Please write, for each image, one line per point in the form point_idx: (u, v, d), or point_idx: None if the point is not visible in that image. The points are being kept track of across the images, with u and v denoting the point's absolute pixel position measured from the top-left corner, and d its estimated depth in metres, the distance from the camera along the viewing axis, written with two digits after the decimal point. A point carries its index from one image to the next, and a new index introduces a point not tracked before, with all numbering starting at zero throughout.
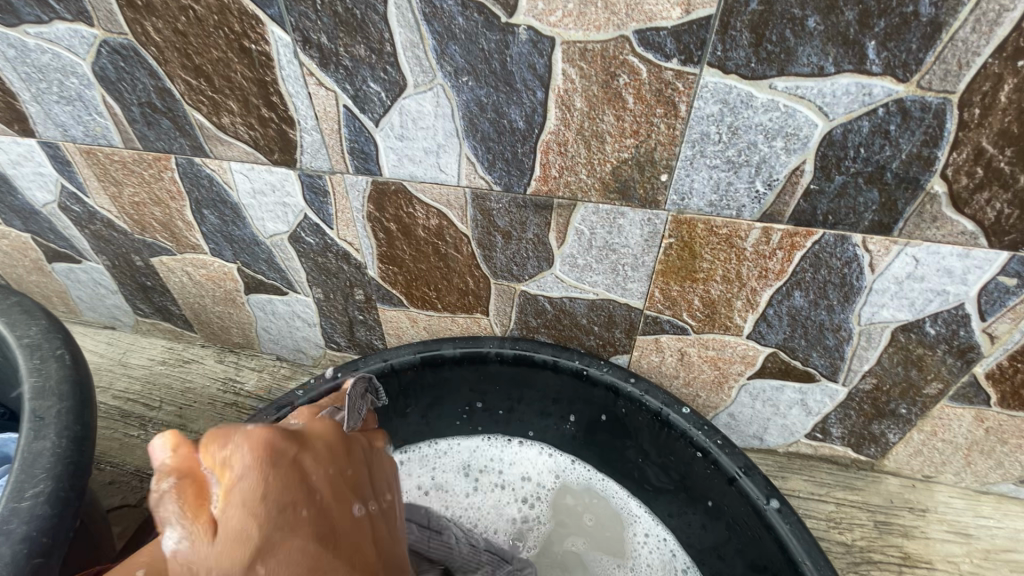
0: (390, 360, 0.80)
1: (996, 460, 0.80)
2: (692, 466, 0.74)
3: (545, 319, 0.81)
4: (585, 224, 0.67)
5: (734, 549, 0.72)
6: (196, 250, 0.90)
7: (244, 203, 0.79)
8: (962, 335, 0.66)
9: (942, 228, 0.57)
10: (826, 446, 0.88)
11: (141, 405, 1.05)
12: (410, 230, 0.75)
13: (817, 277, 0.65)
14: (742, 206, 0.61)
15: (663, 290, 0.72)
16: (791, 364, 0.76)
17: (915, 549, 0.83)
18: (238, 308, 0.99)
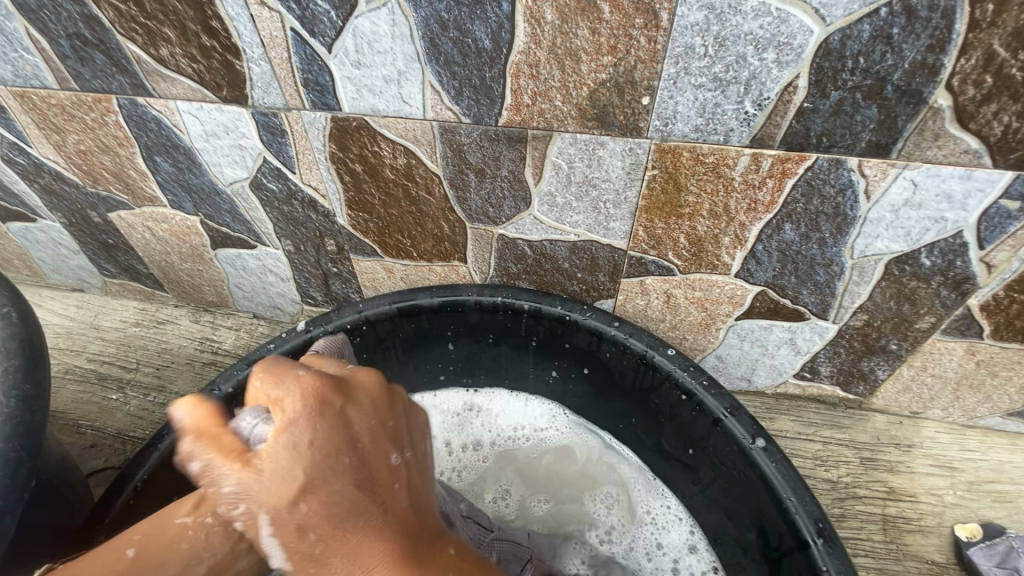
0: (365, 312, 0.77)
1: (985, 393, 0.79)
2: (677, 409, 0.72)
3: (525, 264, 0.78)
4: (563, 157, 0.63)
5: (719, 490, 0.71)
6: (154, 203, 0.85)
7: (197, 147, 0.73)
8: (958, 266, 0.63)
9: (944, 147, 0.53)
10: (814, 385, 0.86)
11: (117, 367, 1.02)
12: (378, 171, 0.70)
13: (810, 207, 0.61)
14: (730, 130, 0.56)
15: (647, 229, 0.68)
16: (781, 303, 0.73)
17: (900, 483, 0.84)
18: (206, 264, 0.94)
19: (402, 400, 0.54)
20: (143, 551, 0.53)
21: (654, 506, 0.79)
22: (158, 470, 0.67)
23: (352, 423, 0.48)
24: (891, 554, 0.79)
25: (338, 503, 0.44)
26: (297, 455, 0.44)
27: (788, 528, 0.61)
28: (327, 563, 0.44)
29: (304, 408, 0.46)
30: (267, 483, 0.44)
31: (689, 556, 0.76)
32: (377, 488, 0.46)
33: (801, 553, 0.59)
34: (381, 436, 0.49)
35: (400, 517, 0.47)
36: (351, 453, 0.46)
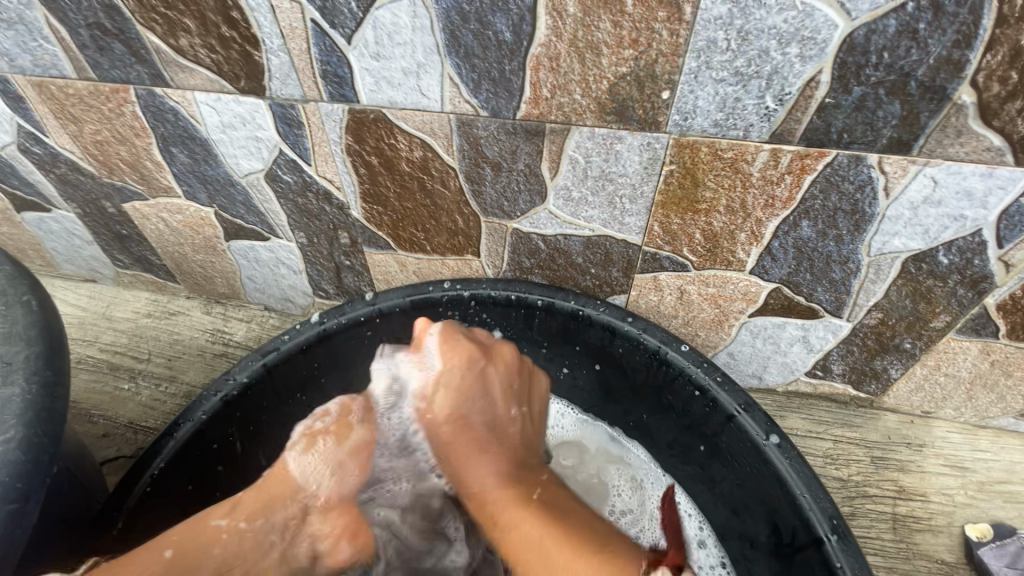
0: (378, 304, 0.77)
1: (998, 393, 0.79)
2: (690, 404, 0.72)
3: (539, 259, 0.78)
4: (580, 151, 0.63)
5: (731, 486, 0.71)
6: (168, 194, 0.85)
7: (214, 138, 0.73)
8: (976, 265, 0.63)
9: (966, 144, 0.53)
10: (826, 383, 0.86)
11: (129, 358, 1.03)
12: (394, 164, 0.70)
13: (827, 203, 0.61)
14: (749, 125, 0.56)
15: (662, 224, 0.68)
16: (795, 300, 0.73)
17: (911, 483, 0.84)
18: (219, 256, 0.95)
19: (529, 366, 0.73)
20: (181, 551, 0.55)
21: (661, 502, 0.79)
22: (174, 458, 0.68)
23: (488, 385, 0.68)
24: (901, 553, 0.79)
25: (472, 429, 0.67)
26: (449, 392, 0.67)
27: (802, 525, 0.61)
28: (462, 459, 0.66)
29: (462, 365, 0.67)
30: (442, 403, 0.67)
31: (696, 550, 0.76)
32: (504, 428, 0.68)
33: (815, 549, 0.59)
34: (509, 395, 0.69)
35: (514, 450, 0.67)
36: (483, 399, 0.67)
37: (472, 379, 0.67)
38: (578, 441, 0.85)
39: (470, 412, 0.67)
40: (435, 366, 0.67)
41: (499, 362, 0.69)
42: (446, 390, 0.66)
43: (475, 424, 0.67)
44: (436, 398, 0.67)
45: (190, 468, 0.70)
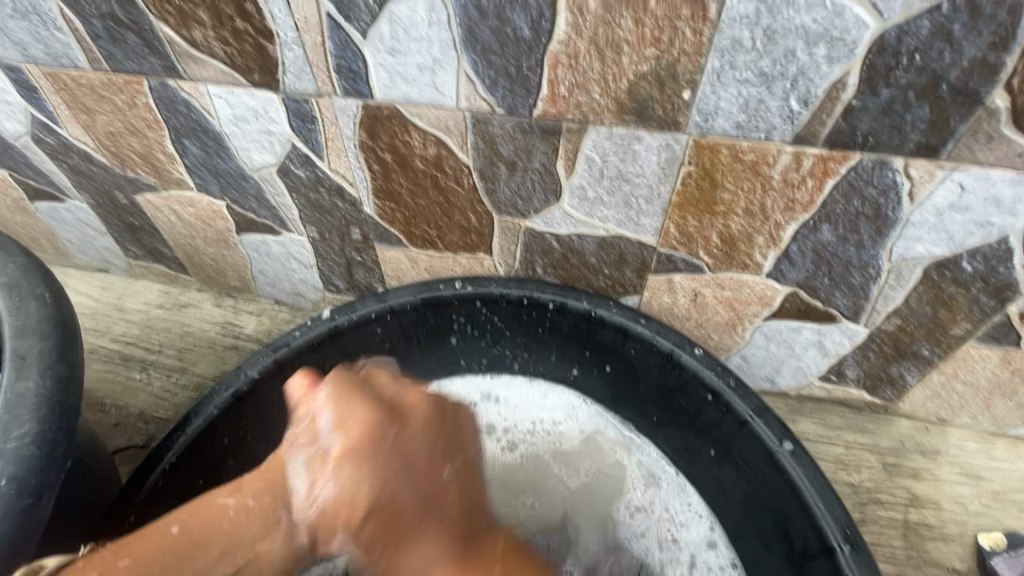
0: (390, 301, 0.76)
1: (1017, 402, 0.77)
2: (702, 408, 0.71)
3: (552, 258, 0.77)
4: (597, 150, 0.62)
5: (741, 490, 0.71)
6: (180, 187, 0.85)
7: (226, 132, 0.73)
8: (1000, 272, 0.61)
9: (996, 149, 0.51)
10: (839, 388, 0.85)
11: (141, 349, 1.03)
12: (407, 161, 0.69)
13: (849, 207, 0.59)
14: (772, 127, 0.55)
15: (679, 225, 0.67)
16: (811, 305, 0.72)
17: (924, 490, 0.83)
18: (230, 249, 0.95)
19: (453, 410, 0.63)
20: (186, 528, 0.54)
21: (675, 502, 0.77)
22: (187, 451, 0.68)
23: (405, 448, 0.55)
24: (911, 560, 0.79)
25: (400, 511, 0.53)
26: (365, 465, 0.52)
27: (814, 533, 0.60)
28: (399, 556, 0.53)
29: (368, 422, 0.54)
30: (342, 484, 0.51)
31: (707, 552, 0.73)
32: (440, 497, 0.56)
33: (827, 558, 0.59)
34: (441, 453, 0.58)
35: (459, 518, 0.57)
36: (402, 461, 0.54)
37: (385, 449, 0.54)
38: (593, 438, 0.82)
39: (383, 484, 0.52)
40: (329, 417, 0.54)
41: (406, 423, 0.56)
42: (353, 463, 0.52)
43: (470, 445, 0.64)
44: (332, 479, 0.51)
45: (201, 463, 0.71)
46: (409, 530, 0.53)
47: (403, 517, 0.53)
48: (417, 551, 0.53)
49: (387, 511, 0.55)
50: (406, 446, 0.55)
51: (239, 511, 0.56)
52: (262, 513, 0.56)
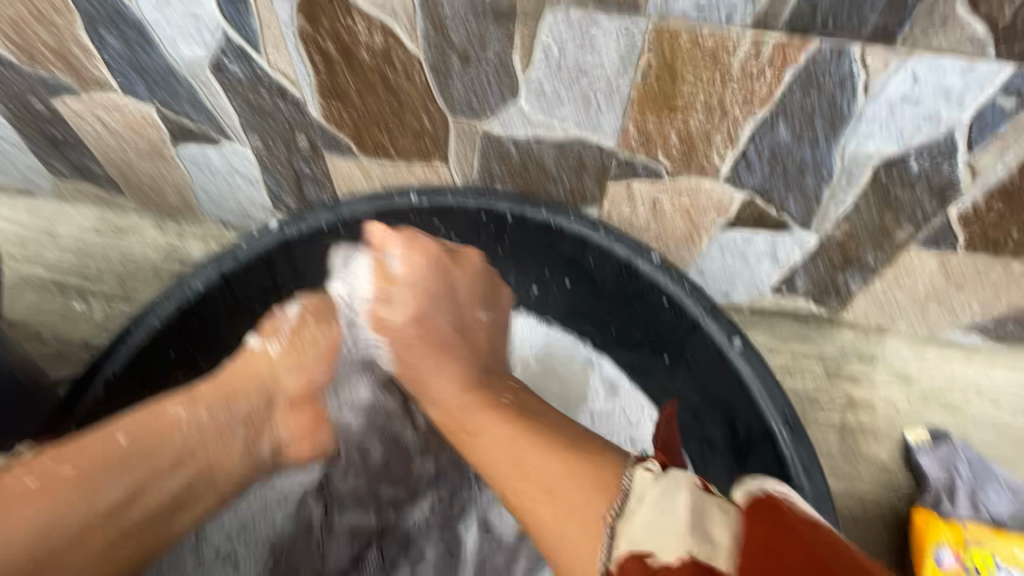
0: (341, 213, 0.72)
1: (949, 307, 0.82)
2: (658, 313, 0.72)
3: (510, 165, 0.75)
4: (555, 38, 0.58)
5: (693, 390, 0.73)
6: (102, 88, 0.77)
7: (148, 19, 0.65)
8: (944, 171, 0.63)
9: (950, 34, 0.51)
10: (789, 299, 0.88)
11: (78, 277, 0.97)
12: (352, 52, 0.64)
13: (806, 102, 0.59)
14: (733, 8, 0.52)
15: (638, 124, 0.65)
16: (766, 211, 0.73)
17: (860, 393, 0.88)
18: (168, 163, 0.88)
19: (473, 270, 0.77)
20: (135, 436, 0.57)
21: (628, 406, 0.82)
22: (131, 364, 0.65)
23: (459, 284, 0.75)
24: (844, 456, 0.86)
25: (437, 328, 0.72)
26: (415, 296, 0.72)
27: (757, 422, 0.63)
28: (420, 368, 0.70)
29: (425, 262, 0.73)
30: (399, 320, 0.72)
31: (657, 450, 0.79)
32: (468, 329, 0.74)
33: (768, 444, 0.62)
34: (475, 298, 0.76)
35: (479, 351, 0.72)
36: (449, 296, 0.74)
37: (436, 277, 0.73)
38: (547, 357, 0.85)
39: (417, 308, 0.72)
40: (400, 262, 0.72)
41: (451, 271, 0.74)
42: (415, 288, 0.72)
43: (441, 327, 0.72)
44: (394, 308, 0.72)
45: (149, 377, 0.68)
46: (468, 423, 0.61)
47: (428, 347, 0.70)
48: (427, 381, 0.68)
49: (400, 342, 0.71)
50: (451, 282, 0.74)
51: (192, 427, 0.60)
52: (216, 427, 0.62)
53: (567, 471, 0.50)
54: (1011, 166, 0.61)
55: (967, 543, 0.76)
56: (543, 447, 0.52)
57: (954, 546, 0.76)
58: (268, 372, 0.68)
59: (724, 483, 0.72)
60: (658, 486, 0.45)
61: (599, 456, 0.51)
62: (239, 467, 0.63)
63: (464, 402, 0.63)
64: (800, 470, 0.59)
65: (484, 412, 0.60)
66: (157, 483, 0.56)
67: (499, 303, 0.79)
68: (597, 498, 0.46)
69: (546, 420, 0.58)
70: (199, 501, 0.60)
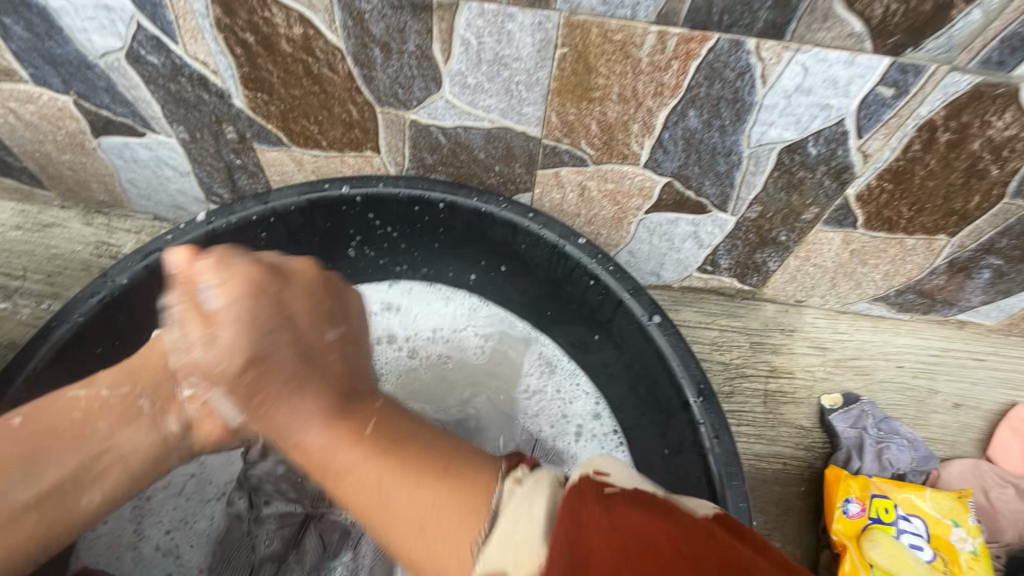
0: (272, 204, 0.73)
1: (856, 280, 0.89)
2: (586, 294, 0.76)
3: (441, 154, 0.77)
4: (471, 31, 0.60)
5: (621, 367, 0.78)
6: (12, 79, 0.74)
7: (53, 7, 0.63)
8: (839, 155, 0.68)
9: (832, 29, 0.55)
10: (715, 278, 0.94)
11: (1, 275, 0.93)
12: (273, 43, 0.64)
13: (711, 92, 0.63)
14: (636, 3, 0.55)
15: (560, 114, 0.68)
16: (685, 195, 0.77)
17: (781, 363, 0.95)
18: (90, 156, 0.85)
19: (337, 289, 0.60)
20: (31, 417, 0.52)
21: (563, 385, 0.85)
22: (53, 362, 0.64)
23: (288, 308, 0.54)
24: (768, 421, 0.92)
25: (277, 370, 0.50)
26: (239, 329, 0.51)
27: (675, 392, 0.68)
28: (271, 411, 0.49)
29: (248, 290, 0.53)
30: (228, 393, 0.51)
31: (592, 422, 0.83)
32: (321, 361, 0.52)
33: (684, 412, 0.67)
34: (317, 319, 0.56)
35: (340, 378, 0.52)
36: (287, 327, 0.53)
37: (249, 312, 0.52)
38: (489, 341, 0.87)
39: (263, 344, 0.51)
40: (214, 285, 0.53)
41: (275, 286, 0.55)
42: (234, 325, 0.51)
43: (280, 364, 0.51)
44: (203, 348, 0.52)
45: (74, 374, 0.67)
46: (331, 470, 0.45)
47: (278, 381, 0.50)
48: (276, 420, 0.48)
49: (240, 386, 0.50)
50: (270, 330, 0.52)
51: (92, 401, 0.55)
52: (121, 402, 0.55)
53: (438, 496, 0.40)
54: (896, 150, 0.66)
55: (871, 493, 0.83)
56: (404, 475, 0.42)
57: (859, 496, 0.83)
58: (170, 355, 0.58)
59: (649, 452, 0.76)
60: (524, 487, 0.39)
61: (478, 466, 0.43)
62: (151, 452, 0.56)
63: (324, 446, 0.46)
64: (711, 433, 0.64)
65: (356, 444, 0.45)
66: (59, 463, 0.51)
67: (348, 316, 0.60)
68: (462, 505, 0.40)
69: (407, 425, 0.48)
70: (106, 476, 0.54)
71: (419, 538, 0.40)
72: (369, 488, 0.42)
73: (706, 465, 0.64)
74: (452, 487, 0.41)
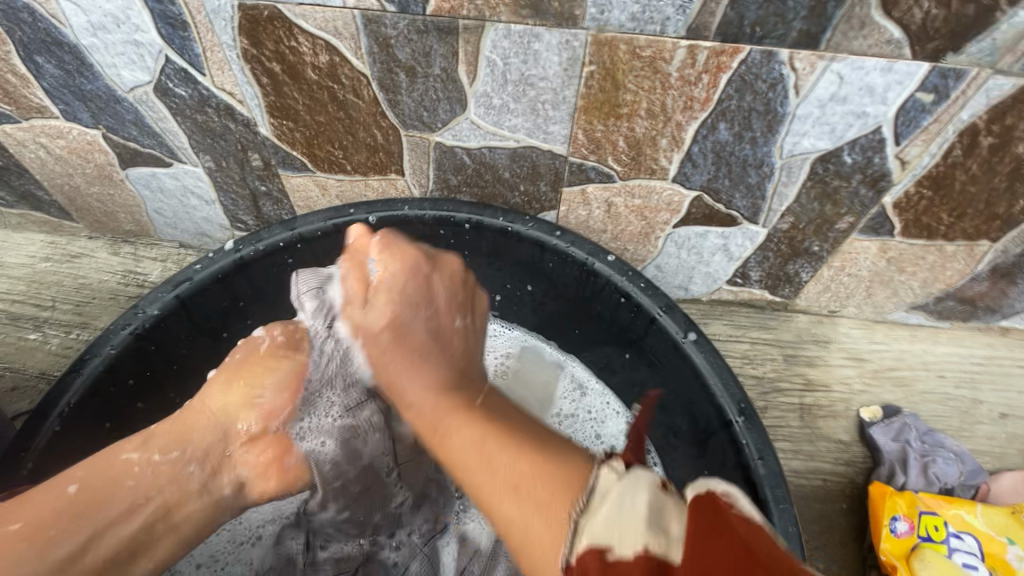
0: (298, 229, 0.73)
1: (893, 289, 0.86)
2: (617, 312, 0.74)
3: (466, 175, 0.76)
4: (497, 52, 0.60)
5: (655, 385, 0.76)
6: (43, 115, 0.75)
7: (85, 44, 0.64)
8: (876, 163, 0.66)
9: (869, 36, 0.54)
10: (745, 290, 0.92)
11: (31, 306, 0.94)
12: (299, 71, 0.64)
13: (742, 104, 0.62)
14: (666, 18, 0.54)
15: (586, 131, 0.67)
16: (715, 208, 0.76)
17: (816, 375, 0.92)
18: (118, 187, 0.86)
19: (459, 275, 0.65)
20: (86, 485, 0.53)
21: (595, 406, 0.83)
22: (86, 395, 0.64)
23: (433, 289, 0.62)
24: (806, 437, 0.89)
25: (412, 336, 0.59)
26: (392, 296, 0.61)
27: (714, 411, 0.66)
28: (390, 369, 0.57)
29: (403, 267, 0.62)
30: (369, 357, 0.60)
31: (625, 443, 0.80)
32: (446, 337, 0.60)
33: (724, 432, 0.65)
34: (453, 305, 0.62)
35: (460, 360, 0.58)
36: (426, 304, 0.61)
37: (406, 281, 0.61)
38: (515, 363, 0.86)
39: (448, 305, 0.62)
40: (381, 261, 0.63)
41: (437, 274, 0.63)
42: (399, 274, 0.62)
43: (417, 333, 0.59)
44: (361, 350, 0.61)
45: (108, 406, 0.67)
46: (445, 427, 0.49)
47: (415, 352, 0.57)
48: (399, 386, 0.56)
49: (376, 345, 0.59)
50: (432, 283, 0.62)
51: (145, 468, 0.56)
52: (171, 467, 0.57)
53: (532, 471, 0.42)
54: (936, 156, 0.64)
55: (919, 510, 0.79)
56: (511, 443, 0.45)
57: (907, 514, 0.79)
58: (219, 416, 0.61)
59: (687, 473, 0.74)
60: (622, 485, 0.38)
61: (573, 455, 0.44)
62: (201, 518, 0.58)
63: (435, 405, 0.51)
64: (755, 454, 0.61)
65: (468, 412, 0.50)
66: (115, 531, 0.52)
67: (476, 309, 0.65)
68: (559, 501, 0.39)
69: (521, 418, 0.50)
70: (159, 544, 0.55)
71: (511, 501, 0.41)
72: (483, 446, 0.45)
73: (751, 488, 0.61)
74: (543, 474, 0.42)
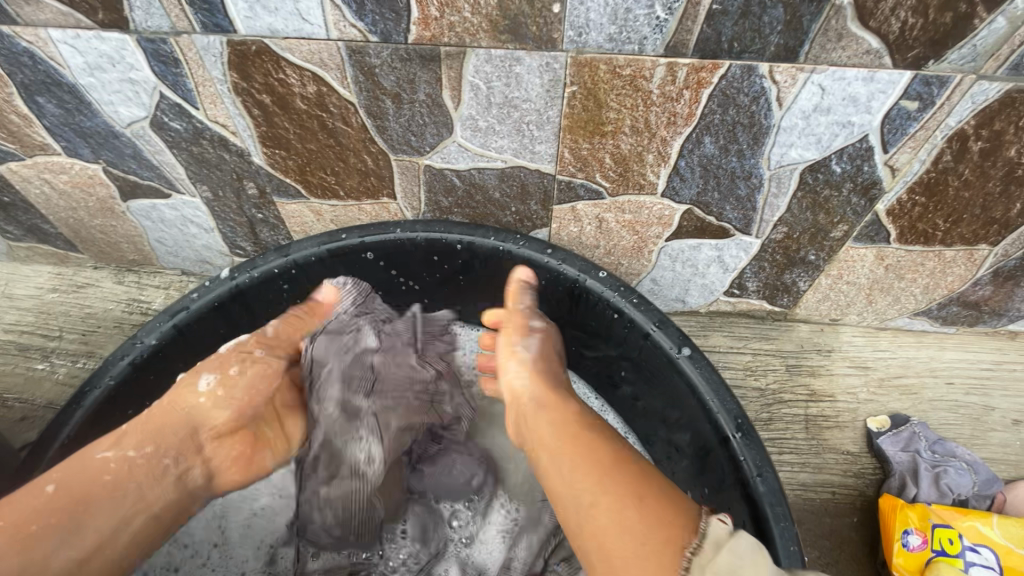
0: (292, 255, 0.74)
1: (894, 296, 0.85)
2: (611, 328, 0.74)
3: (457, 196, 0.77)
4: (480, 76, 0.60)
5: (652, 401, 0.75)
6: (46, 152, 0.77)
7: (83, 83, 0.66)
8: (865, 171, 0.66)
9: (847, 48, 0.54)
10: (743, 301, 0.91)
11: (38, 337, 0.95)
12: (288, 102, 0.66)
13: (726, 117, 0.62)
14: (643, 38, 0.55)
15: (572, 150, 0.67)
16: (706, 221, 0.75)
17: (821, 385, 0.91)
18: (120, 219, 0.88)
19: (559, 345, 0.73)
20: (65, 484, 0.53)
21: None
22: (85, 426, 0.65)
23: (547, 351, 0.70)
24: (812, 449, 0.87)
25: (552, 382, 0.65)
26: (547, 359, 0.68)
27: (711, 427, 0.65)
28: (525, 420, 0.63)
29: (544, 332, 0.72)
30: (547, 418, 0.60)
31: None
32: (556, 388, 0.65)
33: (722, 449, 0.64)
34: (548, 355, 0.69)
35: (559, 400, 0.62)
36: (549, 353, 0.70)
37: (549, 348, 0.70)
38: None
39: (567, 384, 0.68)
40: (528, 304, 0.74)
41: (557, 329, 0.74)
42: (540, 347, 0.69)
43: (528, 395, 0.64)
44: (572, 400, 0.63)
45: (106, 436, 0.68)
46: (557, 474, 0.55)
47: (528, 401, 0.63)
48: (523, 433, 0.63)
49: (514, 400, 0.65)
50: (556, 370, 0.68)
51: (121, 463, 0.56)
52: (147, 461, 0.57)
53: (654, 547, 0.47)
54: (926, 162, 0.64)
55: (932, 523, 0.76)
56: (626, 504, 0.50)
57: (920, 527, 0.76)
58: (195, 410, 0.61)
59: (688, 489, 0.72)
60: (731, 540, 0.47)
61: (679, 511, 0.50)
62: (177, 505, 0.59)
63: (558, 441, 0.57)
64: (754, 471, 0.60)
65: (591, 450, 0.55)
66: (96, 526, 0.52)
67: (551, 353, 0.70)
68: (666, 547, 0.47)
69: (615, 446, 0.55)
70: (140, 533, 0.55)
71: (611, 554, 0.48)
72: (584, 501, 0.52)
73: (751, 505, 0.60)
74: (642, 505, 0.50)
